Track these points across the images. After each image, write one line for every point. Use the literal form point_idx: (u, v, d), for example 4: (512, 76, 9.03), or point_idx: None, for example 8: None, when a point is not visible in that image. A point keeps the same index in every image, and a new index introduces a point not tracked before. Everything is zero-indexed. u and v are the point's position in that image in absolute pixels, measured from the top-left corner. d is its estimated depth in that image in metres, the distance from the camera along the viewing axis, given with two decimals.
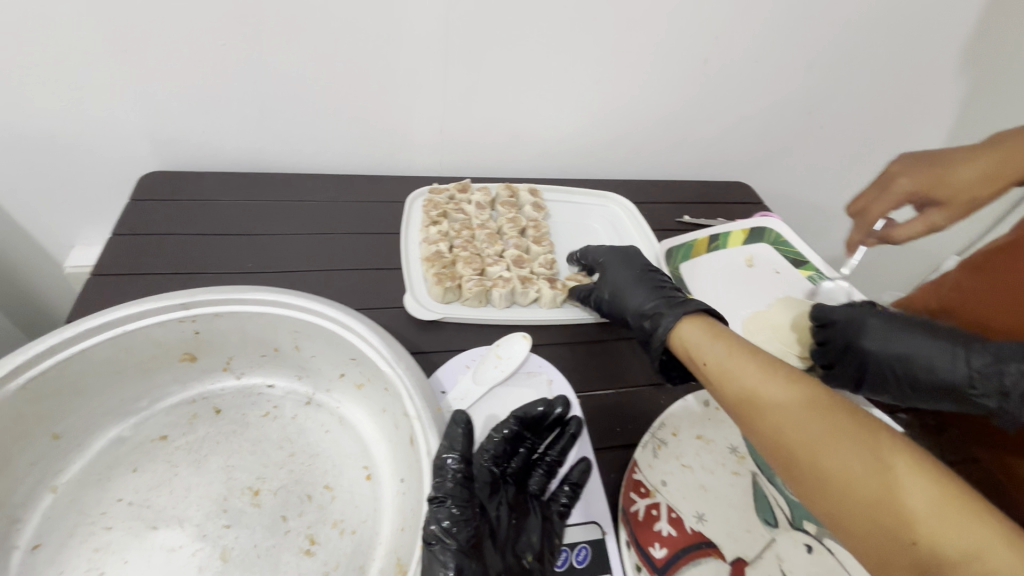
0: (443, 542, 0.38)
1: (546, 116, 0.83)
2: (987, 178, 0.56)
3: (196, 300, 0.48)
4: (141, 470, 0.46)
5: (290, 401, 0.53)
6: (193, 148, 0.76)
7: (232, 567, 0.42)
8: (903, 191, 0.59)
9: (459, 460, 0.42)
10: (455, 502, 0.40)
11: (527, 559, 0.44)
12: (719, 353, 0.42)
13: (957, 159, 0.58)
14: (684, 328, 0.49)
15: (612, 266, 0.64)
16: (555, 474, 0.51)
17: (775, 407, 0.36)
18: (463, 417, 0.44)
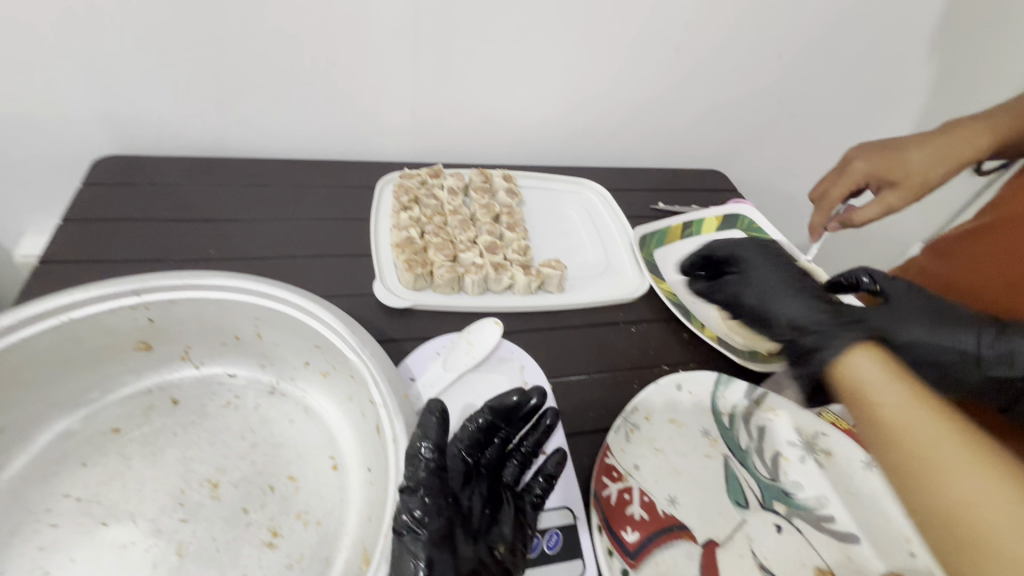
0: (414, 532, 0.38)
1: (521, 101, 0.82)
2: (938, 160, 0.58)
3: (149, 286, 0.46)
4: (91, 464, 0.43)
5: (252, 391, 0.51)
6: (149, 131, 0.73)
7: (189, 562, 0.40)
8: (861, 173, 0.60)
9: (432, 449, 0.40)
10: (427, 492, 0.39)
11: (499, 550, 0.42)
12: (895, 400, 0.34)
13: (910, 143, 0.60)
14: (859, 365, 0.36)
15: (756, 263, 0.45)
16: (530, 465, 0.49)
17: (967, 485, 0.30)
18: (438, 405, 0.42)
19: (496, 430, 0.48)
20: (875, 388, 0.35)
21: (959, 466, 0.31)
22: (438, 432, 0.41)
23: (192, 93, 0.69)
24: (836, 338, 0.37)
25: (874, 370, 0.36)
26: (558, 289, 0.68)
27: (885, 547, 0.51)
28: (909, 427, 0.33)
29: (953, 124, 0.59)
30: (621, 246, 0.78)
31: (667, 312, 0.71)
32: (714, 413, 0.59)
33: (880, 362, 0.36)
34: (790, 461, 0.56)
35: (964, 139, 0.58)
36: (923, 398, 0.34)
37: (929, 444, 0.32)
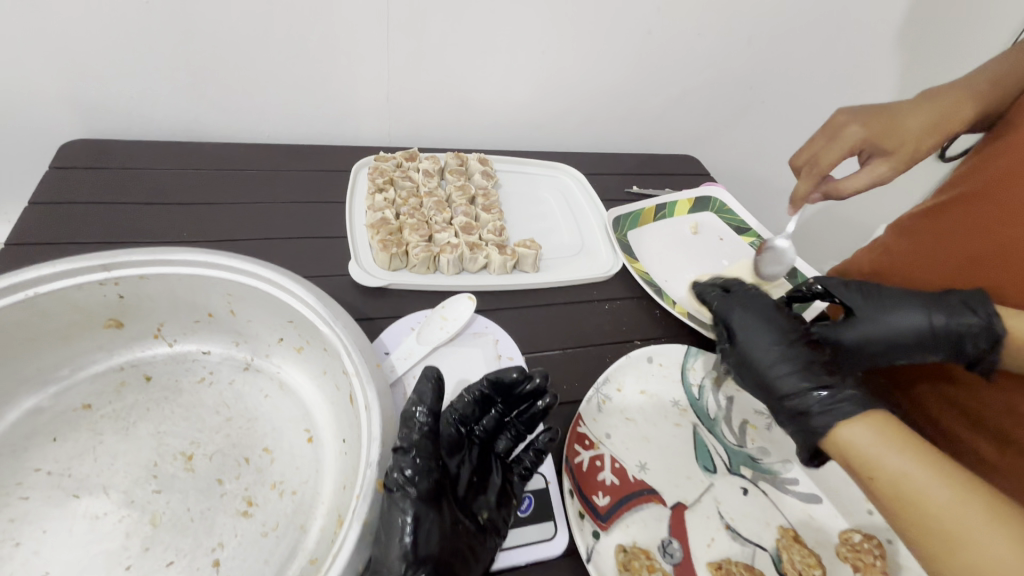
0: (405, 490, 0.39)
1: (495, 87, 0.83)
2: (931, 127, 0.57)
3: (119, 261, 0.46)
4: (62, 439, 0.43)
5: (226, 367, 0.51)
6: (118, 116, 0.72)
7: (162, 532, 0.40)
8: (857, 138, 0.57)
9: (427, 413, 0.42)
10: (419, 453, 0.40)
11: (482, 517, 0.43)
12: (898, 463, 0.34)
13: (901, 108, 0.58)
14: (859, 433, 0.36)
15: (749, 335, 0.46)
16: (523, 438, 0.50)
17: (987, 545, 0.29)
18: (433, 372, 0.44)
19: (492, 403, 0.49)
20: (874, 455, 0.35)
21: (970, 519, 0.30)
22: (434, 396, 0.43)
23: (162, 78, 0.69)
24: (819, 410, 0.39)
25: (875, 432, 0.36)
26: (533, 269, 0.69)
27: (848, 505, 0.53)
28: (919, 487, 0.33)
29: (940, 92, 0.59)
30: (595, 227, 0.79)
31: (640, 289, 0.72)
32: (684, 384, 0.61)
33: (874, 425, 0.36)
34: (756, 429, 0.59)
35: (953, 106, 0.57)
36: (922, 455, 0.34)
37: (939, 504, 0.32)
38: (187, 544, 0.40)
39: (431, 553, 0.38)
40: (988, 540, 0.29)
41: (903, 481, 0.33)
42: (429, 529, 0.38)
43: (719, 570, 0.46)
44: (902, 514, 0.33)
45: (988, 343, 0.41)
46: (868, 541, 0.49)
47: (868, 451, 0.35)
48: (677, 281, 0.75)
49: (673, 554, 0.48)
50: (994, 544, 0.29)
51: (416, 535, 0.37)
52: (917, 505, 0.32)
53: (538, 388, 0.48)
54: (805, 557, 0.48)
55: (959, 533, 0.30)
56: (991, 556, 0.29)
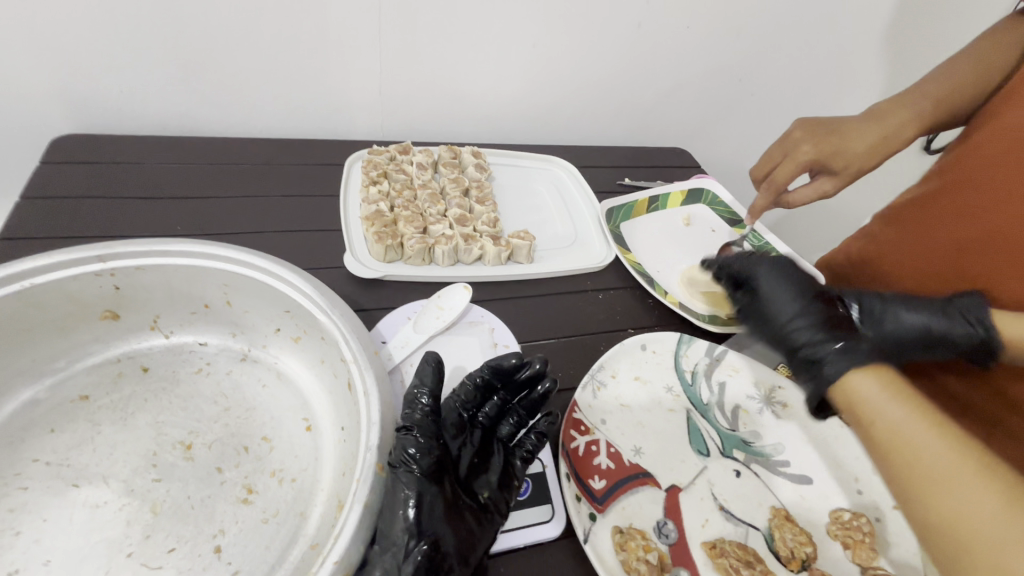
0: (407, 466, 0.40)
1: (487, 80, 0.83)
2: (878, 147, 0.60)
3: (115, 252, 0.46)
4: (60, 430, 0.44)
5: (223, 358, 0.52)
6: (109, 110, 0.72)
7: (163, 520, 0.40)
8: (808, 159, 0.60)
9: (429, 397, 0.45)
10: (420, 432, 0.42)
11: (484, 495, 0.44)
12: (897, 413, 0.34)
13: (854, 124, 0.61)
14: (863, 382, 0.36)
15: (771, 290, 0.45)
16: (525, 424, 0.50)
17: (967, 496, 0.30)
18: (433, 357, 0.47)
19: (493, 391, 0.50)
20: (872, 402, 0.35)
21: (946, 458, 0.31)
22: (435, 381, 0.45)
23: (153, 71, 0.68)
24: (834, 358, 0.38)
25: (880, 385, 0.36)
26: (527, 260, 0.70)
27: (837, 485, 0.54)
28: (909, 438, 0.33)
29: (893, 110, 0.61)
30: (588, 219, 0.80)
31: (633, 279, 0.73)
32: (677, 370, 0.62)
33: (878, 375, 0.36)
34: (750, 413, 0.60)
35: (903, 124, 0.61)
36: (923, 410, 0.34)
37: (929, 454, 0.32)
38: (189, 530, 0.40)
39: (434, 527, 0.39)
40: (968, 492, 0.30)
41: (899, 430, 0.33)
42: (432, 504, 0.39)
43: (713, 550, 0.47)
44: (891, 461, 0.34)
45: (987, 352, 0.43)
46: (857, 519, 0.51)
47: (868, 400, 0.36)
48: (669, 271, 0.76)
49: (668, 535, 0.49)
50: (974, 497, 0.30)
51: (419, 512, 0.39)
52: (906, 453, 0.33)
53: (538, 371, 0.50)
54: (797, 535, 0.49)
55: (941, 481, 0.31)
56: (967, 507, 0.30)
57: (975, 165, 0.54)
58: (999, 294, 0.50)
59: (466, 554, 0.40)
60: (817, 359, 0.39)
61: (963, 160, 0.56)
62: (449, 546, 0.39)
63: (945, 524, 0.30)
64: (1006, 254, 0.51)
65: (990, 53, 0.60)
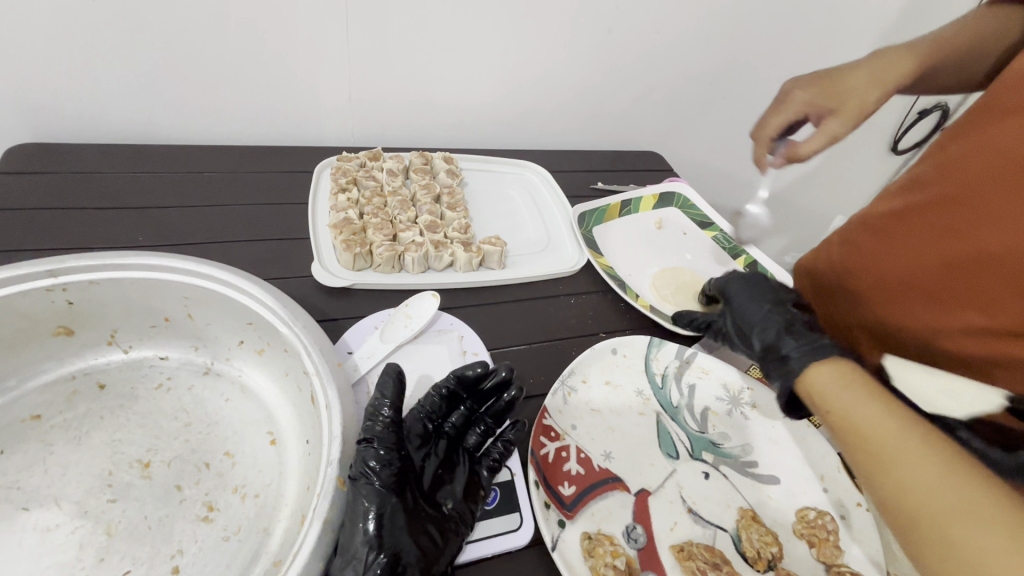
0: (368, 477, 0.40)
1: (459, 83, 0.83)
2: (879, 84, 0.54)
3: (66, 266, 0.45)
4: (10, 451, 0.42)
5: (185, 372, 0.51)
6: (69, 119, 0.70)
7: (118, 541, 0.39)
8: (802, 103, 0.56)
9: (391, 408, 0.44)
10: (382, 444, 0.41)
11: (448, 506, 0.44)
12: (847, 399, 0.35)
13: (842, 70, 0.56)
14: (818, 375, 0.38)
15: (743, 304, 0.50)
16: (492, 433, 0.51)
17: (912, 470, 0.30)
18: (395, 368, 0.46)
19: (459, 400, 0.51)
20: (829, 390, 0.37)
21: (890, 431, 0.32)
22: (396, 394, 0.45)
23: (114, 78, 0.67)
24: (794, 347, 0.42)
25: (834, 374, 0.38)
26: (498, 265, 0.70)
27: (804, 484, 0.55)
28: (859, 419, 0.34)
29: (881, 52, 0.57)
30: (561, 223, 0.80)
31: (605, 283, 0.73)
32: (648, 374, 0.62)
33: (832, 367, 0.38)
34: (718, 415, 0.60)
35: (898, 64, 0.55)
36: (877, 394, 0.35)
37: (877, 430, 0.33)
38: (145, 552, 0.39)
39: (395, 541, 0.38)
40: (915, 468, 0.30)
41: (850, 412, 0.34)
42: (393, 516, 0.39)
43: (680, 553, 0.48)
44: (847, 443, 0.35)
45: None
46: (822, 517, 0.52)
47: (825, 388, 0.38)
48: (641, 275, 0.77)
49: (637, 539, 0.49)
50: (921, 467, 0.30)
51: (380, 527, 0.38)
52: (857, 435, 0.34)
53: (506, 379, 0.50)
54: (763, 535, 0.50)
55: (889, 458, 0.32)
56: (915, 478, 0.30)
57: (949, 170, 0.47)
58: (967, 317, 0.43)
59: (430, 565, 0.39)
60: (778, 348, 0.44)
61: (940, 164, 0.49)
62: (411, 556, 0.39)
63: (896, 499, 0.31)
64: (975, 267, 0.43)
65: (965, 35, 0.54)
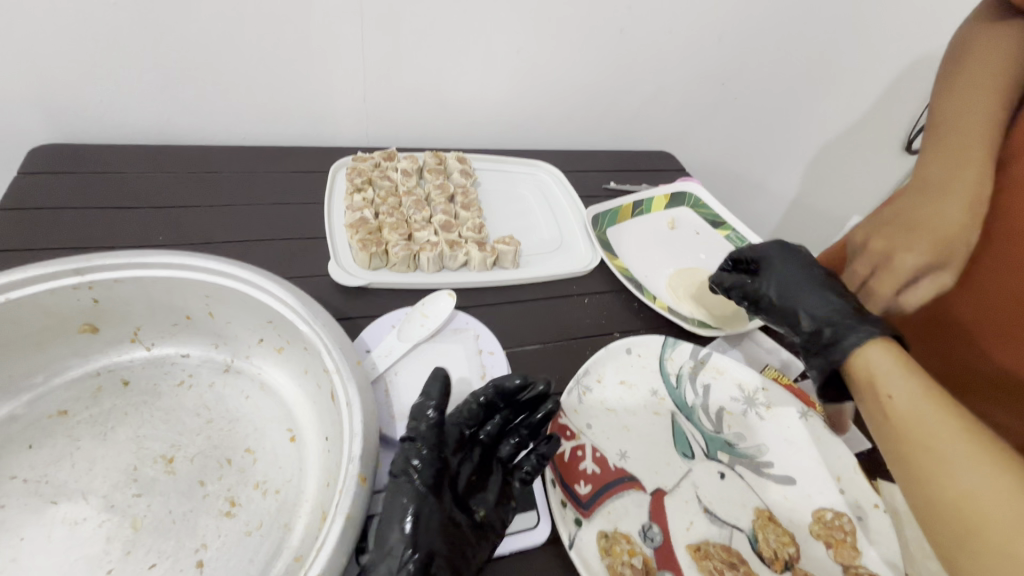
0: (408, 475, 0.43)
1: (471, 85, 0.83)
2: (970, 215, 0.46)
3: (92, 265, 0.45)
4: (38, 446, 0.43)
5: (206, 369, 0.51)
6: (90, 120, 0.71)
7: (143, 535, 0.40)
8: (911, 268, 0.45)
9: (436, 411, 0.46)
10: (424, 444, 0.44)
11: (479, 514, 0.44)
12: (901, 391, 0.35)
13: (930, 200, 0.48)
14: (878, 358, 0.38)
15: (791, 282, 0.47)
16: (529, 445, 0.50)
17: (963, 475, 0.31)
18: (442, 372, 0.49)
19: (498, 409, 0.50)
20: (883, 378, 0.37)
21: (943, 427, 0.33)
22: (441, 395, 0.47)
23: (132, 80, 0.68)
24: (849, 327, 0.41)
25: (888, 363, 0.37)
26: (512, 265, 0.70)
27: (821, 485, 0.55)
28: (911, 413, 0.34)
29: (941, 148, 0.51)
30: (574, 223, 0.81)
31: (619, 283, 0.74)
32: (662, 373, 0.62)
33: (891, 354, 0.38)
34: (733, 414, 0.60)
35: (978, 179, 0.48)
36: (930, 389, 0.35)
37: (931, 432, 0.33)
38: (170, 546, 0.40)
39: (430, 542, 0.39)
40: (967, 469, 0.31)
41: (904, 411, 0.35)
42: (427, 518, 0.41)
43: (697, 552, 0.48)
44: (892, 439, 0.35)
45: None
46: (839, 518, 0.52)
47: (876, 373, 0.37)
48: (654, 275, 0.77)
49: (653, 538, 0.49)
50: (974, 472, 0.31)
51: (416, 528, 0.40)
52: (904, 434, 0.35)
53: (543, 392, 0.50)
54: (779, 536, 0.50)
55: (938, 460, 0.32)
56: (966, 484, 0.31)
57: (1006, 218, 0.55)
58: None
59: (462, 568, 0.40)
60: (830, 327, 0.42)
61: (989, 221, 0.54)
62: (440, 561, 0.39)
63: (938, 502, 0.32)
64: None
65: (984, 100, 0.52)
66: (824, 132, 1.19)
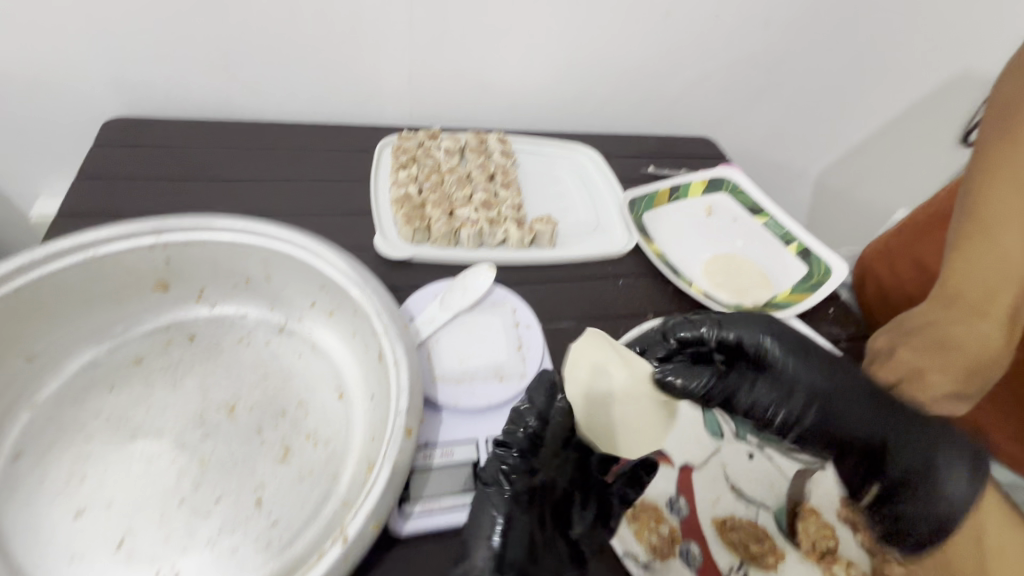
0: (499, 487, 0.43)
1: (514, 67, 0.85)
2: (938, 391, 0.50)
3: (167, 226, 0.50)
4: (117, 389, 0.48)
5: (262, 329, 0.55)
6: (157, 96, 0.76)
7: (210, 473, 0.44)
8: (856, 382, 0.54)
9: (537, 419, 0.46)
10: (517, 450, 0.44)
11: (574, 531, 0.45)
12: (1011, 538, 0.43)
13: (964, 325, 0.50)
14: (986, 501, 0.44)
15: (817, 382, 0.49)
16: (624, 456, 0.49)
17: None
18: (547, 377, 0.49)
19: None
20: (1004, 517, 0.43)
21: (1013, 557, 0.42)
22: (545, 402, 0.47)
23: (197, 57, 0.72)
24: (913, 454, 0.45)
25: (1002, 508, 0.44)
26: (550, 245, 0.71)
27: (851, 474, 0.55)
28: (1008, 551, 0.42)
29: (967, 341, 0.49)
30: (611, 206, 0.81)
31: (654, 267, 0.74)
32: None
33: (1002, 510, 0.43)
34: None
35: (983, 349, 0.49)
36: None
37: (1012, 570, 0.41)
38: (233, 485, 0.44)
39: (519, 555, 0.41)
40: None
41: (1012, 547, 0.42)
42: (517, 531, 0.42)
43: (722, 525, 0.50)
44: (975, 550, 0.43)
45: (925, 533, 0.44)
46: None
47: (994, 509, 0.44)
48: (690, 260, 0.77)
49: (679, 510, 0.50)
50: None
51: (503, 542, 0.41)
52: (1001, 555, 0.42)
53: None
54: (820, 528, 0.51)
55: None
56: None
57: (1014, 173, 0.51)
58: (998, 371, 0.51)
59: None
60: (885, 443, 0.46)
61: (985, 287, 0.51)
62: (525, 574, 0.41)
63: None
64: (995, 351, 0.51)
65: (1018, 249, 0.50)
66: (873, 120, 1.15)
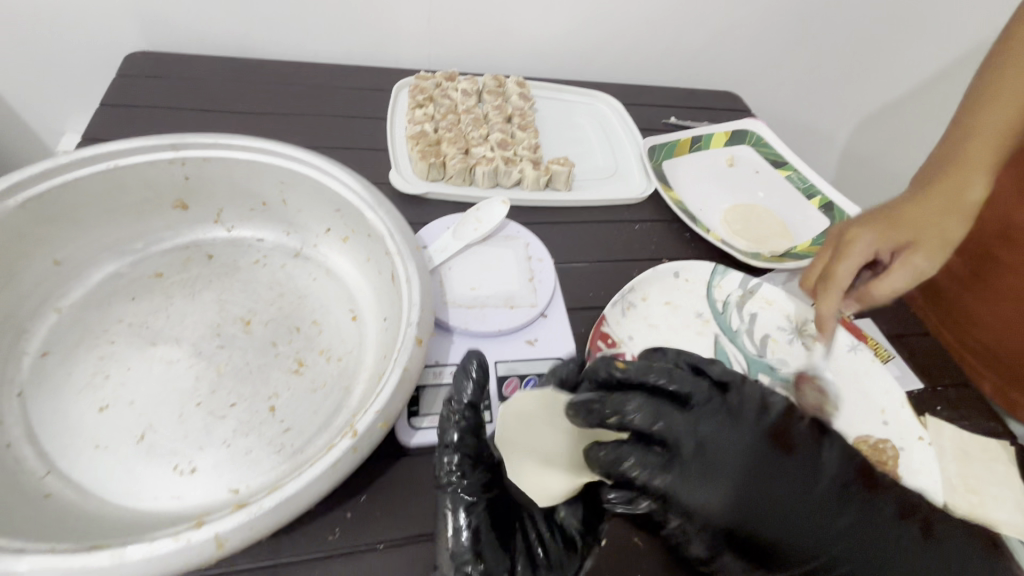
0: (452, 486, 0.39)
1: (537, 12, 0.82)
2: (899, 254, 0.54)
3: (185, 142, 0.50)
4: (139, 299, 0.49)
5: (278, 252, 0.56)
6: (176, 32, 0.75)
7: (226, 378, 0.45)
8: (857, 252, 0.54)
9: (467, 406, 0.42)
10: (459, 449, 0.40)
11: (562, 516, 0.40)
12: None
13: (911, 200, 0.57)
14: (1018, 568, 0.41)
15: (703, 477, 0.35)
16: None
17: None
18: (473, 360, 0.43)
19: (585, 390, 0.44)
20: None
21: None
22: (475, 388, 0.42)
23: None
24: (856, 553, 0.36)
25: None
26: (565, 187, 0.70)
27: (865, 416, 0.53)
28: None
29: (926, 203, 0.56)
30: (630, 154, 0.80)
31: (671, 214, 0.73)
32: (709, 299, 0.62)
33: None
34: (777, 342, 0.60)
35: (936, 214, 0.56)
36: None
37: None
38: (248, 391, 0.45)
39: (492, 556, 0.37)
40: None
41: None
42: (484, 530, 0.38)
43: None
44: None
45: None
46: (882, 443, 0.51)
47: None
48: (708, 210, 0.75)
49: None
50: None
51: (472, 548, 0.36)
52: None
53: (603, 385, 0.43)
54: None
55: None
56: None
57: (967, 125, 0.60)
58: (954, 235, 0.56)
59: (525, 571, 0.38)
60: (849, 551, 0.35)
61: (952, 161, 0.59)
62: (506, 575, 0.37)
63: None
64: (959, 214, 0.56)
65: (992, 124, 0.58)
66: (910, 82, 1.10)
